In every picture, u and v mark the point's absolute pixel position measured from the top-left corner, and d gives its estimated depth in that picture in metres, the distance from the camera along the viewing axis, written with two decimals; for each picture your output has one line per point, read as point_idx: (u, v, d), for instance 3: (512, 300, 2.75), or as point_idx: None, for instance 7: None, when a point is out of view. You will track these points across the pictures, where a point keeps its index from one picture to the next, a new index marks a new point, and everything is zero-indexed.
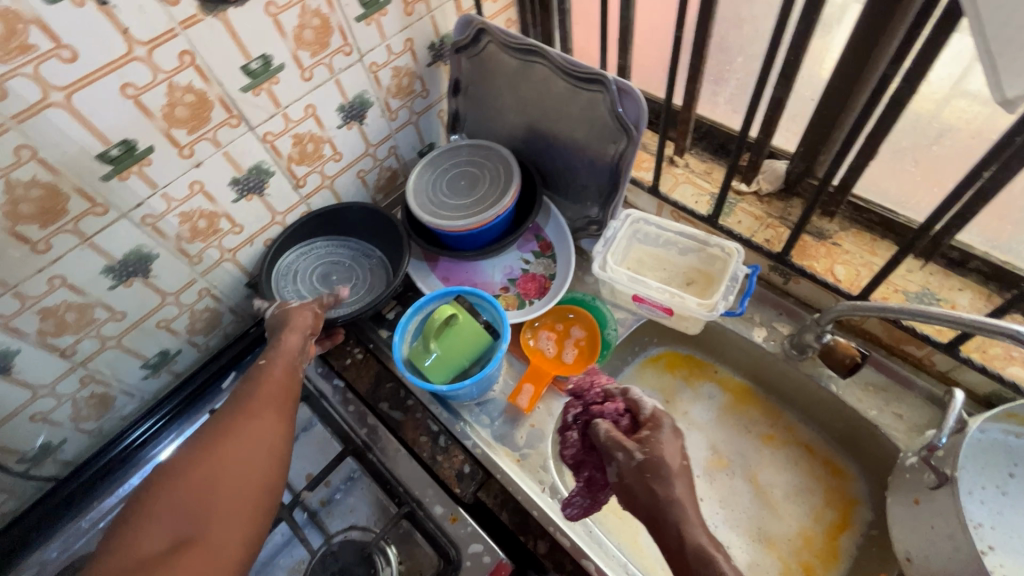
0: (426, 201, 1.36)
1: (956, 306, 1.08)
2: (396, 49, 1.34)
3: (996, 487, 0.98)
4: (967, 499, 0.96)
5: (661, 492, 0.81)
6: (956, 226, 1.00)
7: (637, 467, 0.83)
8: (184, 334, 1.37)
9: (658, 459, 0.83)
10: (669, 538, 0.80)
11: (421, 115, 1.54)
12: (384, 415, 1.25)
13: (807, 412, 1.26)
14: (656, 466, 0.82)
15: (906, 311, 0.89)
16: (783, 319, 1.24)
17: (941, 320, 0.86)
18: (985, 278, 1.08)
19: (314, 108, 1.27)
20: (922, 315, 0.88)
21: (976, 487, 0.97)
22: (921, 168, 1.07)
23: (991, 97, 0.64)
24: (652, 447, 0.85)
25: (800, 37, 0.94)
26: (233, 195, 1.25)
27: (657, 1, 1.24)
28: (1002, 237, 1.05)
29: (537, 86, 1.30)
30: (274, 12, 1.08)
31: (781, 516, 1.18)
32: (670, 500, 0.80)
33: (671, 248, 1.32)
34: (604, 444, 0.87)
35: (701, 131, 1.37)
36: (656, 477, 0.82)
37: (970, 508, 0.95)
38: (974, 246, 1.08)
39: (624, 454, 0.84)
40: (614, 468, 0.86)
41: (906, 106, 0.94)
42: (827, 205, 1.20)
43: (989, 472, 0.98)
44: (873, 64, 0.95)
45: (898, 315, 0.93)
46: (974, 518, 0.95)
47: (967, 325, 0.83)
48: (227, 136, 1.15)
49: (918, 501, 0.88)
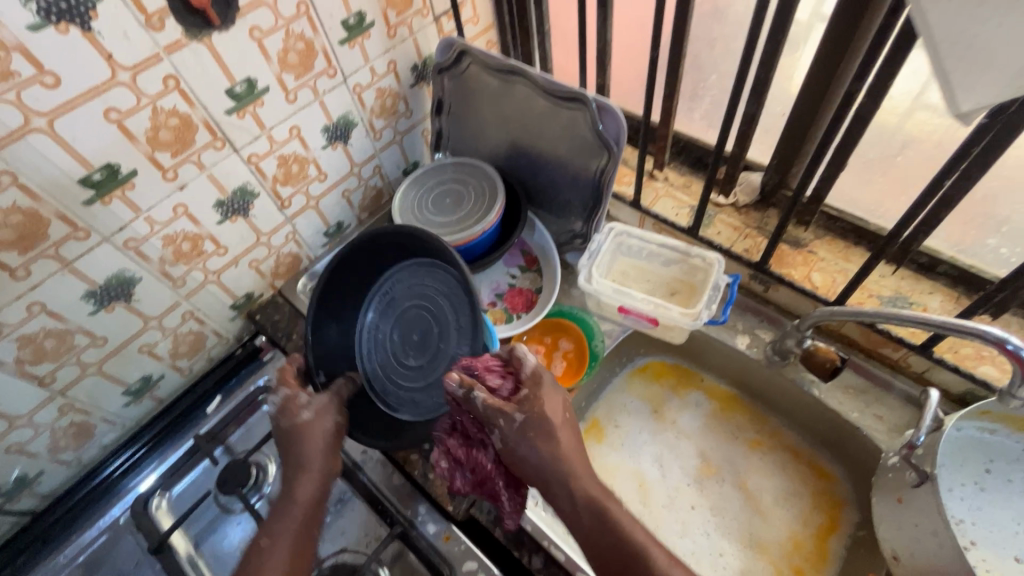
0: (412, 219, 1.37)
1: (928, 309, 1.12)
2: (380, 71, 1.36)
3: (975, 483, 1.01)
4: (948, 497, 0.99)
5: (546, 449, 0.92)
6: (923, 233, 1.04)
7: (523, 431, 0.93)
8: (168, 358, 1.35)
9: (537, 418, 0.94)
10: (561, 499, 0.91)
11: (405, 134, 1.56)
12: None
13: (791, 417, 1.28)
14: (539, 424, 0.94)
15: (878, 315, 0.93)
16: (764, 326, 1.28)
17: (911, 322, 0.89)
18: (954, 281, 1.13)
19: (298, 130, 1.28)
20: (896, 318, 0.91)
21: (955, 485, 1.00)
22: (888, 177, 1.12)
23: (948, 110, 0.66)
24: (531, 406, 0.95)
25: (769, 56, 0.99)
26: (217, 217, 1.24)
27: (632, 22, 1.29)
28: (967, 242, 1.10)
29: (519, 105, 1.33)
30: (259, 36, 1.10)
31: (770, 521, 1.20)
32: (550, 451, 0.92)
33: (654, 260, 1.35)
34: (485, 414, 0.94)
35: (679, 146, 1.41)
36: (542, 434, 0.93)
37: (951, 506, 0.98)
38: (941, 251, 1.13)
39: (505, 419, 0.93)
40: (496, 434, 0.95)
41: (871, 120, 0.99)
42: (802, 215, 1.24)
43: (969, 471, 1.01)
44: (838, 80, 1.00)
45: (872, 319, 0.96)
46: (955, 515, 0.97)
47: (936, 328, 0.86)
48: (211, 158, 1.16)
49: (901, 499, 0.91)
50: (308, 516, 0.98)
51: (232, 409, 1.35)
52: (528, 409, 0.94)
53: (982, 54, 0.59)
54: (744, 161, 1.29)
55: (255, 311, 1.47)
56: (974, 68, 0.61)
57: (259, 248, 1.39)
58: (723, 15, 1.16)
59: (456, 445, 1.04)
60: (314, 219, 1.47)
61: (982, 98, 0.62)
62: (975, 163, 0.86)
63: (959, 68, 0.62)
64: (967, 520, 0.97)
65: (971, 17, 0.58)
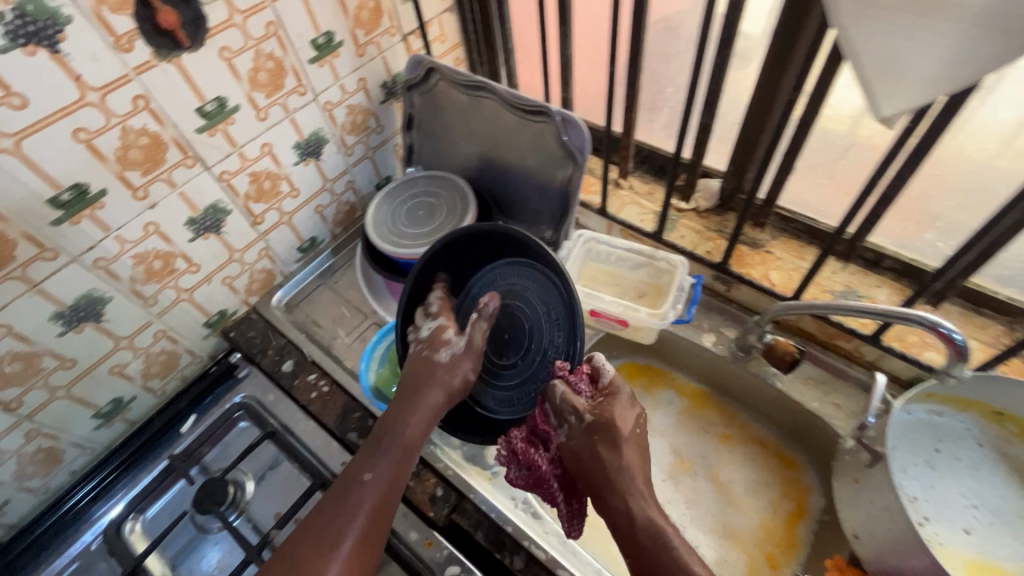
0: (385, 231, 1.40)
1: (876, 301, 1.20)
2: (350, 88, 1.40)
3: (927, 464, 1.07)
4: (902, 476, 1.05)
5: (607, 454, 0.95)
6: (866, 230, 1.12)
7: (584, 429, 0.98)
8: (139, 379, 1.33)
9: (603, 421, 0.97)
10: (615, 511, 0.92)
11: (377, 149, 1.59)
12: (353, 446, 1.25)
13: (758, 411, 1.34)
14: (602, 425, 0.96)
15: (829, 306, 0.99)
16: (729, 324, 1.33)
17: (859, 312, 0.95)
18: (898, 274, 1.21)
19: (270, 147, 1.30)
20: (844, 309, 0.97)
21: (908, 465, 1.07)
22: (833, 180, 1.20)
23: (872, 116, 0.72)
24: (604, 410, 0.99)
25: (718, 69, 1.05)
26: (190, 235, 1.25)
27: (591, 39, 1.35)
28: (907, 237, 1.19)
29: (487, 119, 1.38)
30: (229, 56, 1.12)
31: (742, 510, 1.25)
32: (608, 454, 0.95)
33: (622, 265, 1.40)
34: (559, 405, 1.01)
35: (642, 155, 1.48)
36: (602, 433, 0.96)
37: (904, 484, 1.04)
38: (885, 247, 1.21)
39: (576, 416, 0.99)
40: (565, 428, 1.00)
41: (812, 127, 1.06)
42: (757, 217, 1.32)
43: (921, 452, 1.08)
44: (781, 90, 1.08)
45: (824, 311, 1.02)
46: (909, 493, 1.04)
47: (880, 318, 0.92)
48: (183, 176, 1.17)
49: (858, 479, 0.96)
50: (410, 449, 1.01)
51: (207, 428, 1.34)
52: (596, 410, 0.98)
53: (896, 64, 0.66)
54: (702, 168, 1.36)
55: (229, 328, 1.47)
56: (890, 78, 0.67)
57: (233, 265, 1.39)
58: (675, 32, 1.23)
59: (521, 438, 1.06)
60: (287, 234, 1.48)
61: (899, 105, 0.69)
62: (906, 163, 0.94)
63: (878, 78, 0.68)
64: (921, 497, 1.03)
65: (883, 31, 0.64)
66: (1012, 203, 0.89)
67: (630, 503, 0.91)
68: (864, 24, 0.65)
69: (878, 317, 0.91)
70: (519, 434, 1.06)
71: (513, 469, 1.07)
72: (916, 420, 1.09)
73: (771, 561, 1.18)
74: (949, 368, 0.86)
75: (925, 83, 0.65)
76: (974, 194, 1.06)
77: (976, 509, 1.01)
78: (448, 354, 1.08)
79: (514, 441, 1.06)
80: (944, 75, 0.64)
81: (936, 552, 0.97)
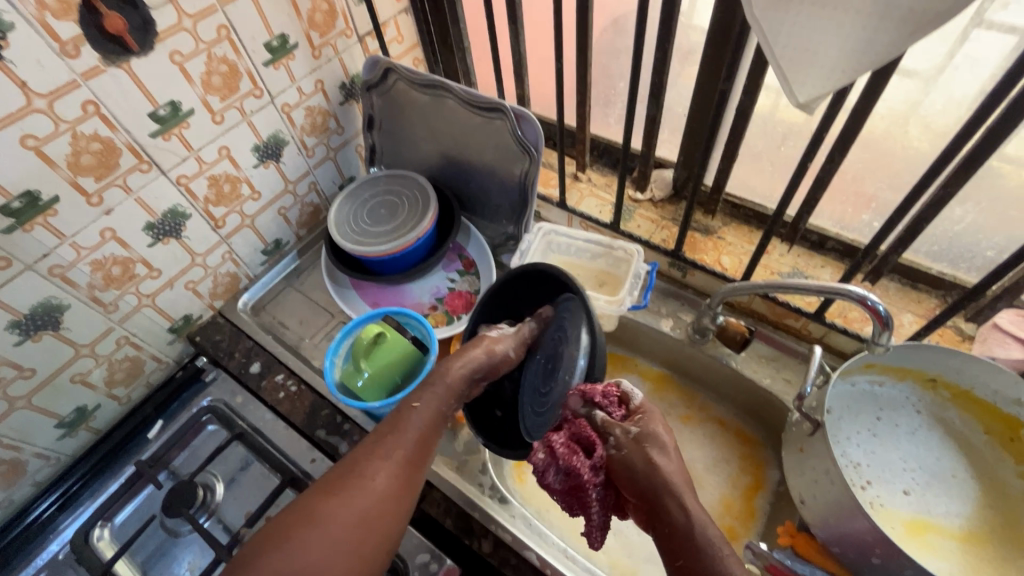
0: (348, 231, 1.42)
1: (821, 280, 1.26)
2: (307, 90, 1.41)
3: (865, 430, 1.13)
4: (842, 448, 1.10)
5: (660, 462, 0.86)
6: (807, 212, 1.18)
7: (631, 439, 0.90)
8: (103, 387, 1.33)
9: (652, 435, 0.90)
10: (674, 519, 0.81)
11: (339, 150, 1.60)
12: (322, 442, 1.27)
13: (716, 391, 1.39)
14: (649, 438, 0.90)
15: (771, 286, 1.03)
16: (686, 308, 1.39)
17: (794, 288, 1.00)
18: (841, 254, 1.27)
19: (228, 150, 1.30)
20: (781, 287, 1.02)
21: (848, 435, 1.12)
22: (776, 165, 1.26)
23: (791, 103, 0.77)
24: (646, 424, 0.93)
25: (660, 63, 1.10)
26: (148, 240, 1.25)
27: (542, 37, 1.39)
28: (846, 219, 1.25)
29: (446, 117, 1.40)
30: (180, 60, 1.12)
31: (703, 486, 1.30)
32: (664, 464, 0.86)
33: (582, 255, 1.44)
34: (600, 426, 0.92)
35: (599, 149, 1.52)
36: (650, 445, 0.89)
37: (844, 454, 1.09)
38: (827, 229, 1.27)
39: (621, 429, 0.91)
40: (610, 445, 0.91)
41: (750, 116, 1.11)
42: (708, 205, 1.37)
43: (859, 421, 1.13)
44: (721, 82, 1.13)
45: (768, 291, 1.07)
46: (850, 462, 1.09)
47: (811, 292, 0.97)
48: (138, 181, 1.17)
49: (802, 448, 1.01)
50: (457, 394, 1.02)
51: (174, 433, 1.34)
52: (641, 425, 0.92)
53: (807, 53, 0.70)
54: (655, 159, 1.41)
55: (195, 333, 1.47)
56: (802, 66, 0.72)
57: (195, 269, 1.39)
58: (621, 29, 1.28)
59: (562, 443, 0.92)
60: (250, 237, 1.49)
61: (813, 91, 0.73)
62: (835, 147, 1.00)
63: (791, 68, 0.72)
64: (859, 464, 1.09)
65: (793, 23, 0.69)
66: (932, 181, 0.95)
67: (693, 512, 0.81)
68: (773, 19, 0.69)
69: (808, 290, 0.97)
70: (560, 438, 0.93)
71: (548, 477, 0.92)
72: (850, 390, 1.15)
73: (730, 533, 1.23)
74: (878, 339, 0.92)
75: (833, 69, 0.70)
76: (902, 175, 1.12)
77: (913, 468, 1.08)
78: (497, 333, 1.13)
79: (554, 445, 0.92)
80: (849, 62, 0.69)
81: (877, 517, 1.02)
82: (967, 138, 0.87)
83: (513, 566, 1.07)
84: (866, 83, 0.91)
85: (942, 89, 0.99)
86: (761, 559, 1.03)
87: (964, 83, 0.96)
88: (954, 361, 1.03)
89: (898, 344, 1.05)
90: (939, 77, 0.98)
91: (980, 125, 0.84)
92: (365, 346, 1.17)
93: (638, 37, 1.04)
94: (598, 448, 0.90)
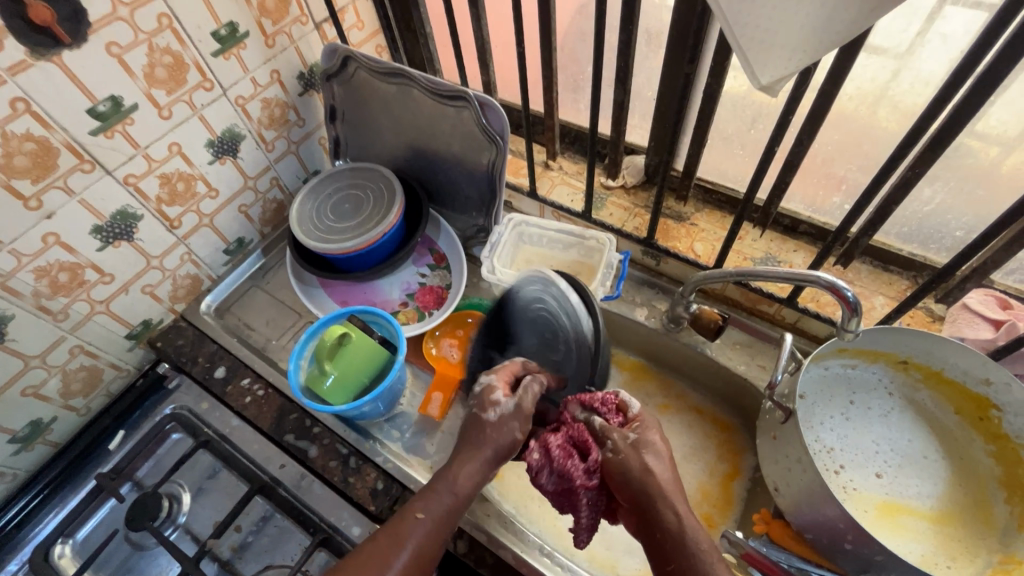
0: (311, 228, 1.36)
1: (793, 265, 1.25)
2: (262, 81, 1.33)
3: (840, 413, 1.12)
4: (812, 432, 1.10)
5: (658, 468, 0.84)
6: (777, 196, 1.16)
7: (627, 446, 0.87)
8: (58, 399, 1.27)
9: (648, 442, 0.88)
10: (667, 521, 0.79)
11: (300, 144, 1.53)
12: (290, 447, 1.22)
13: (692, 378, 1.38)
14: (645, 445, 0.87)
15: (742, 274, 1.00)
16: (660, 297, 1.37)
17: (766, 274, 0.98)
18: (813, 238, 1.27)
19: (179, 146, 1.24)
20: (755, 273, 0.99)
21: (819, 419, 1.11)
22: (746, 149, 1.24)
23: (753, 85, 0.74)
24: (645, 432, 0.90)
25: (625, 46, 1.05)
26: (97, 244, 1.18)
27: (506, 20, 1.33)
28: (818, 202, 1.23)
29: (408, 106, 1.33)
30: (118, 52, 1.05)
31: (681, 475, 1.28)
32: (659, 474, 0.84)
33: (553, 245, 1.39)
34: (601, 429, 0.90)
35: (569, 136, 1.48)
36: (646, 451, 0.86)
37: (813, 439, 1.09)
38: (799, 213, 1.27)
39: (620, 434, 0.88)
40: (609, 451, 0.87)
41: (719, 100, 1.09)
42: (679, 191, 1.35)
43: (831, 405, 1.12)
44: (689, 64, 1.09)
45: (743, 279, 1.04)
46: (821, 449, 1.08)
47: (781, 279, 0.95)
48: (81, 182, 1.10)
49: (775, 436, 1.00)
50: (469, 493, 0.89)
51: (137, 443, 1.29)
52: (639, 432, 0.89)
53: (768, 33, 0.67)
54: (626, 145, 1.38)
55: (156, 339, 1.41)
56: (764, 48, 0.69)
57: (152, 272, 1.33)
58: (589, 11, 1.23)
59: (558, 445, 0.89)
60: (210, 237, 1.42)
61: (776, 73, 0.71)
62: (804, 130, 0.98)
63: (754, 50, 0.69)
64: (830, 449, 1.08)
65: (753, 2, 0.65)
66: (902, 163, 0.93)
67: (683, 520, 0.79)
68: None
69: (777, 276, 0.95)
70: (556, 440, 0.90)
71: (541, 481, 0.89)
72: (822, 374, 1.14)
73: (708, 521, 1.22)
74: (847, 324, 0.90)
75: (795, 50, 0.68)
76: (872, 156, 1.10)
77: (885, 449, 1.08)
78: (496, 414, 0.92)
79: (550, 447, 0.89)
80: (810, 42, 0.66)
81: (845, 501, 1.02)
82: (934, 119, 0.85)
83: (489, 565, 1.06)
84: (833, 63, 0.88)
85: (910, 68, 0.97)
86: (737, 547, 1.04)
87: (933, 62, 0.94)
88: (926, 342, 1.02)
89: (873, 328, 1.03)
90: (908, 56, 0.96)
91: (946, 104, 0.82)
92: (329, 349, 1.15)
93: (600, 19, 1.00)
94: (594, 452, 0.87)
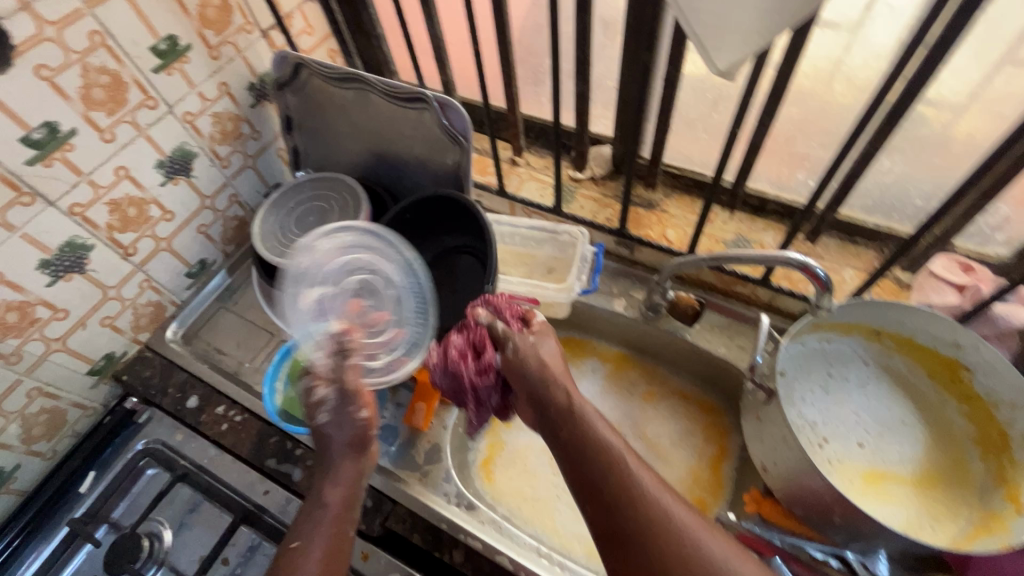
0: (276, 245, 1.32)
1: (764, 245, 1.22)
2: (210, 95, 1.26)
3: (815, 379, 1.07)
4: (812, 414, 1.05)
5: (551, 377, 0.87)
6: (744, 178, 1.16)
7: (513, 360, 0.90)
8: (20, 444, 1.21)
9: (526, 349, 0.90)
10: (574, 458, 0.80)
11: (258, 157, 1.47)
12: (273, 472, 1.19)
13: (675, 364, 1.38)
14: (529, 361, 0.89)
15: (721, 258, 0.99)
16: (638, 286, 1.37)
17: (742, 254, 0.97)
18: (781, 216, 1.23)
19: (127, 170, 1.17)
20: (730, 255, 0.99)
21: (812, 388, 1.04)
22: (710, 133, 1.24)
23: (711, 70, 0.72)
24: (546, 338, 0.92)
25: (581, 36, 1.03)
26: (46, 279, 1.12)
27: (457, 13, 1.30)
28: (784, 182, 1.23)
29: (369, 111, 1.29)
30: (47, 75, 0.98)
31: (671, 462, 1.29)
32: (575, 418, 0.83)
33: (529, 243, 1.39)
34: (499, 336, 0.92)
35: (534, 130, 1.43)
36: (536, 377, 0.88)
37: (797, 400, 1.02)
38: (767, 192, 1.22)
39: (516, 339, 0.91)
40: (510, 349, 0.90)
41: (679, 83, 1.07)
42: (647, 179, 1.33)
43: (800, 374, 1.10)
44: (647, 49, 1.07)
45: (723, 262, 1.01)
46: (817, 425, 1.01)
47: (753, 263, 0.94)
48: (21, 216, 1.04)
49: (761, 416, 1.01)
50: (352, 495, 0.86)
51: (109, 482, 1.23)
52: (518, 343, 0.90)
53: (718, 16, 0.66)
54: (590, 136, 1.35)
55: (121, 371, 1.35)
56: (724, 30, 0.67)
57: (110, 303, 1.26)
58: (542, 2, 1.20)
59: (459, 346, 0.95)
60: (169, 261, 1.36)
61: (735, 53, 0.69)
62: (765, 110, 0.97)
63: (712, 32, 0.68)
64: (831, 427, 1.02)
65: None
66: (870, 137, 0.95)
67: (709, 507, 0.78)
68: None
69: (749, 258, 0.95)
70: (456, 343, 0.96)
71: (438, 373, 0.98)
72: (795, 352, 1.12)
73: (701, 506, 1.23)
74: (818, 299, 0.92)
75: (753, 28, 0.66)
76: (833, 132, 1.11)
77: (861, 420, 1.09)
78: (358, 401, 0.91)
79: (450, 347, 0.95)
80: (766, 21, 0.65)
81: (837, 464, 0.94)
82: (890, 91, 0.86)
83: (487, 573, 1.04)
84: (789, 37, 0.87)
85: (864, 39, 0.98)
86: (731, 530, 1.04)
87: None
88: (891, 309, 1.06)
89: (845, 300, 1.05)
90: None
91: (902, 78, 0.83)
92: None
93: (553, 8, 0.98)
94: (489, 353, 0.94)
